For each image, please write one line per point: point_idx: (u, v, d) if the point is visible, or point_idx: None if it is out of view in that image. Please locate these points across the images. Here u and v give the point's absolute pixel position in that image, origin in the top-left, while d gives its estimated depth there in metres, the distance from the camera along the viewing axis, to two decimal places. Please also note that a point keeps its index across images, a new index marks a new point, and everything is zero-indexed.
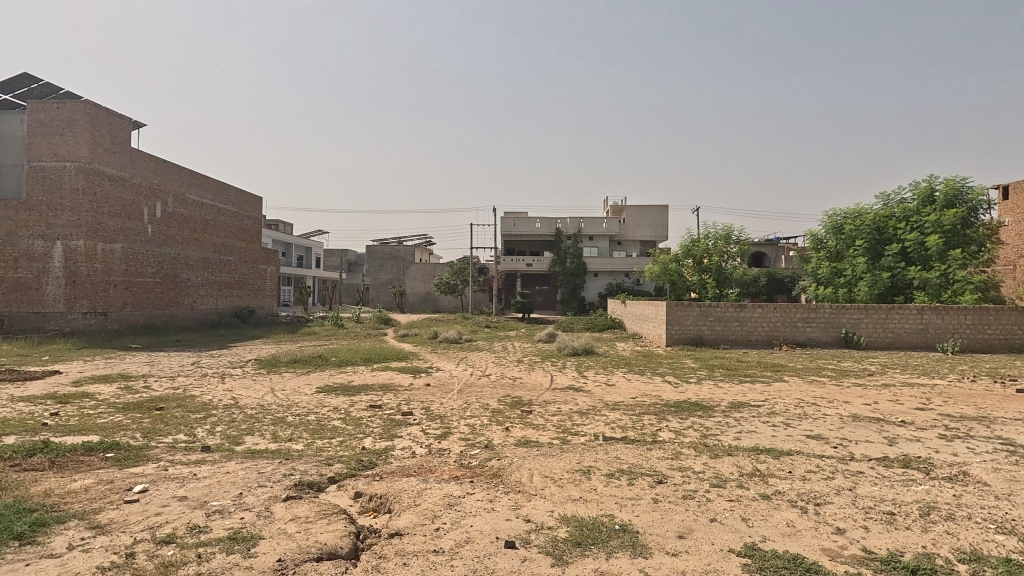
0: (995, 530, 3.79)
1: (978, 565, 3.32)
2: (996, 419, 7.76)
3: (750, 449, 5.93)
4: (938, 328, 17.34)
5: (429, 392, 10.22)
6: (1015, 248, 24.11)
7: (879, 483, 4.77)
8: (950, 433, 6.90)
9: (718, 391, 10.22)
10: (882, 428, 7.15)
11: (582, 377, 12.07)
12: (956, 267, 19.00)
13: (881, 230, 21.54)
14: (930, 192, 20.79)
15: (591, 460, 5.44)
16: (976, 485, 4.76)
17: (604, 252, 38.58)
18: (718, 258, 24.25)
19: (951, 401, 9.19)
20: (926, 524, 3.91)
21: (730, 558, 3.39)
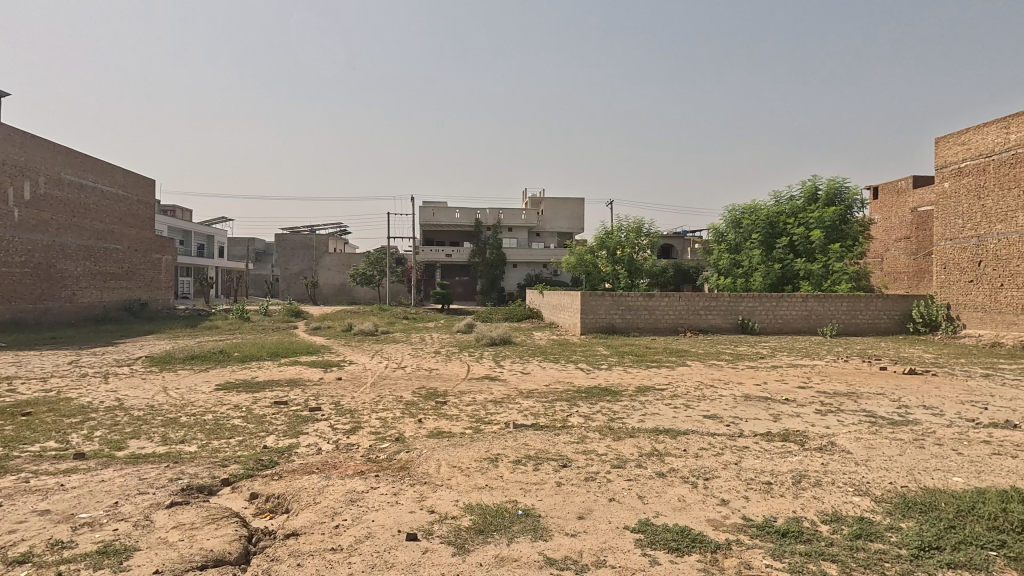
0: (853, 492, 4.25)
1: (838, 525, 3.69)
2: (863, 394, 8.75)
3: (651, 430, 6.24)
4: (820, 314, 19.17)
5: (341, 386, 9.89)
6: (881, 243, 27.24)
7: (761, 456, 5.19)
8: (824, 407, 7.68)
9: (626, 375, 10.73)
10: (769, 405, 7.80)
11: (499, 366, 12.19)
12: (835, 260, 21.15)
13: (773, 225, 23.46)
14: (814, 192, 22.93)
15: (500, 448, 5.49)
16: (840, 453, 5.32)
17: (522, 242, 39.10)
18: (630, 249, 25.31)
19: (826, 379, 10.27)
20: (798, 491, 4.29)
21: (624, 534, 3.55)
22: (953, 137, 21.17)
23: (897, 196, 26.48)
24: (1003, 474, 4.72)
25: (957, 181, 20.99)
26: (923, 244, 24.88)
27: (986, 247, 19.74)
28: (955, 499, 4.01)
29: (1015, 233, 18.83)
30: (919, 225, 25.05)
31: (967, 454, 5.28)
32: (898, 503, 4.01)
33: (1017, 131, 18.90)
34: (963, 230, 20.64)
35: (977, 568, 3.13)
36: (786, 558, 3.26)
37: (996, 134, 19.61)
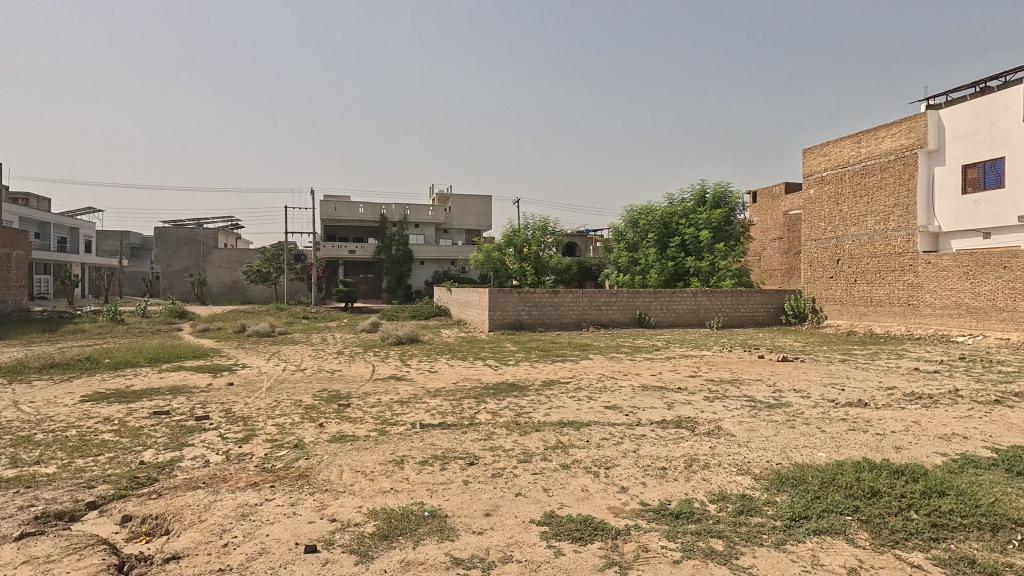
0: (737, 472, 4.63)
1: (724, 503, 4.00)
2: (744, 381, 9.61)
3: (555, 423, 6.40)
4: (708, 308, 20.79)
5: (232, 392, 9.18)
6: (759, 243, 29.99)
7: (656, 443, 5.51)
8: (711, 394, 8.33)
9: (533, 371, 10.95)
10: (664, 394, 8.31)
11: (406, 365, 11.95)
12: (720, 258, 23.03)
13: (667, 225, 25.08)
14: (702, 195, 24.86)
15: (406, 449, 5.36)
16: (726, 436, 5.77)
17: (430, 239, 38.60)
18: (536, 247, 25.85)
19: (713, 368, 11.15)
20: (689, 474, 4.60)
21: (530, 528, 3.60)
22: (817, 149, 23.77)
23: (771, 200, 29.29)
24: (856, 446, 5.39)
25: (821, 188, 23.59)
26: (793, 244, 27.71)
27: (843, 247, 22.40)
28: (819, 473, 4.49)
29: (866, 235, 21.54)
30: (790, 227, 27.89)
31: (828, 431, 5.95)
32: (773, 479, 4.43)
33: (867, 145, 21.62)
34: (825, 232, 23.26)
35: (838, 533, 3.53)
36: (679, 538, 3.47)
37: (850, 148, 22.30)
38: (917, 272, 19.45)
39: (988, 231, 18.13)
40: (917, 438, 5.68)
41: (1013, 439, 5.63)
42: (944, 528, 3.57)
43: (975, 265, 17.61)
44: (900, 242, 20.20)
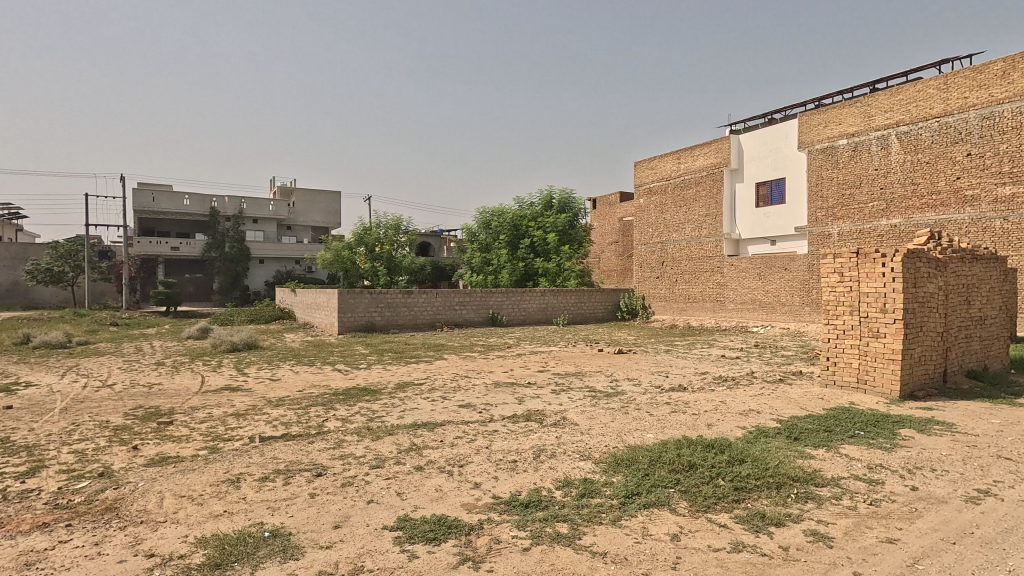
0: (579, 458, 5.00)
1: (569, 488, 4.28)
2: (586, 373, 10.39)
3: (409, 425, 6.31)
4: (554, 307, 22.13)
5: (10, 417, 7.53)
6: (598, 246, 32.60)
7: (508, 438, 5.71)
8: (558, 387, 8.86)
9: (385, 373, 10.67)
10: (515, 390, 8.64)
11: (243, 374, 10.86)
12: (565, 260, 24.62)
13: (517, 227, 26.14)
14: (549, 199, 26.36)
15: (243, 466, 4.89)
16: (570, 426, 6.18)
17: (270, 236, 35.60)
18: (389, 246, 25.15)
19: (560, 362, 11.89)
20: (538, 464, 4.85)
21: (383, 535, 3.50)
22: (646, 163, 26.51)
23: (609, 207, 32.04)
24: (678, 426, 6.13)
25: (649, 198, 26.35)
26: (627, 248, 30.56)
27: (667, 251, 25.28)
28: (648, 452, 5.03)
29: (685, 240, 24.56)
30: (625, 232, 30.73)
31: (656, 415, 6.67)
32: (610, 461, 4.85)
33: (686, 162, 24.67)
34: (653, 236, 26.03)
35: (663, 505, 3.98)
36: (529, 526, 3.64)
37: (672, 163, 25.24)
38: (724, 273, 22.66)
39: (773, 239, 21.78)
40: (723, 415, 6.64)
41: (791, 410, 6.86)
42: (744, 490, 4.21)
43: (765, 267, 21.03)
44: (712, 247, 23.39)
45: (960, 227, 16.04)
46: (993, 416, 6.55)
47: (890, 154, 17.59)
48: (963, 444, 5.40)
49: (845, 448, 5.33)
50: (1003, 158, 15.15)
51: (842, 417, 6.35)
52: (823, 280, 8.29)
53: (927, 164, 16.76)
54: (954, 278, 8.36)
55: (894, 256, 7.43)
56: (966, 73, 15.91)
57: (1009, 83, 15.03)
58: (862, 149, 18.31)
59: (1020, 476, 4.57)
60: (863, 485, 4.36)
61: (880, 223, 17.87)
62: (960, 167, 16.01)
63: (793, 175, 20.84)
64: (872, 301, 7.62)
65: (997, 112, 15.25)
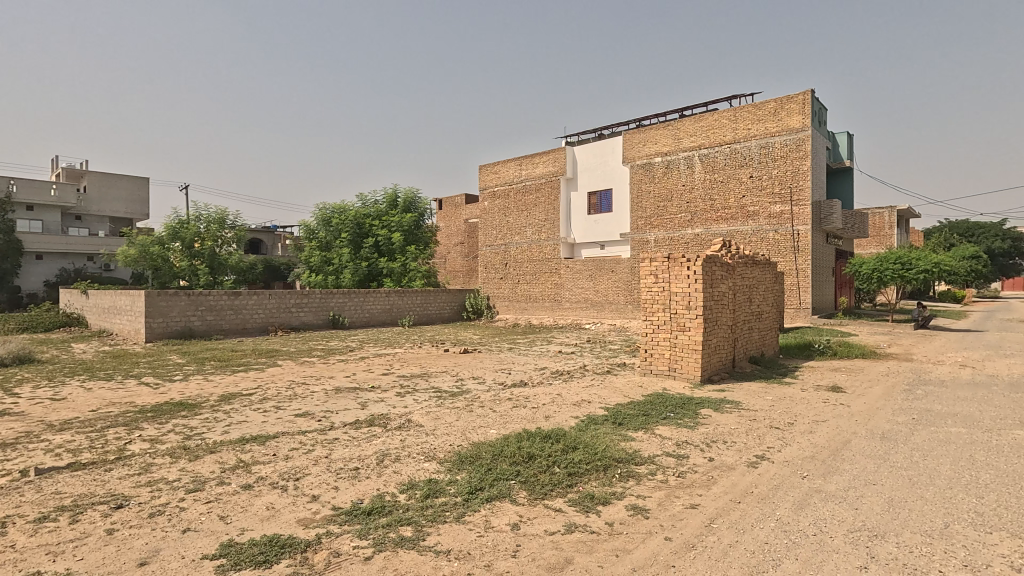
0: (424, 459, 4.98)
1: (413, 491, 4.24)
2: (432, 373, 10.40)
3: (235, 441, 5.72)
4: (399, 307, 21.77)
5: None
6: (444, 246, 32.79)
7: (349, 445, 5.48)
8: (402, 389, 8.73)
9: (207, 385, 9.51)
10: (358, 395, 8.31)
11: (10, 395, 8.84)
12: (411, 260, 24.36)
13: (360, 226, 25.15)
14: (394, 198, 25.82)
15: (10, 508, 3.98)
16: (415, 427, 6.14)
17: (51, 227, 29.58)
18: (212, 242, 22.44)
19: (405, 364, 11.72)
20: (381, 469, 4.73)
21: (202, 566, 3.13)
22: (489, 167, 27.27)
23: (454, 209, 32.42)
24: (519, 420, 6.43)
25: (493, 201, 27.18)
26: (472, 249, 31.20)
27: (510, 253, 26.34)
28: (491, 448, 5.19)
29: (526, 243, 25.82)
30: (470, 234, 31.31)
31: (499, 411, 6.91)
32: (455, 459, 4.92)
33: (526, 168, 25.92)
34: (497, 238, 26.90)
35: (505, 496, 4.15)
36: (371, 534, 3.53)
37: (514, 169, 26.33)
38: (561, 274, 24.28)
39: (603, 244, 23.91)
40: (560, 407, 7.12)
41: (616, 399, 7.61)
42: (578, 474, 4.57)
43: (596, 269, 22.98)
44: (550, 250, 24.92)
45: (745, 237, 19.21)
46: (767, 393, 7.99)
47: (694, 173, 20.39)
48: (746, 419, 6.48)
49: (658, 428, 6.07)
50: (774, 181, 18.48)
51: (658, 402, 7.20)
52: (642, 280, 9.31)
53: (722, 183, 19.74)
54: (740, 280, 9.97)
55: (695, 260, 8.62)
56: (749, 109, 19.07)
57: (779, 120, 18.38)
58: (673, 167, 20.95)
59: (784, 440, 5.64)
60: (672, 460, 5.02)
61: (687, 232, 20.62)
62: (745, 187, 19.17)
63: (619, 186, 23.12)
64: (679, 300, 8.76)
65: (770, 143, 18.54)
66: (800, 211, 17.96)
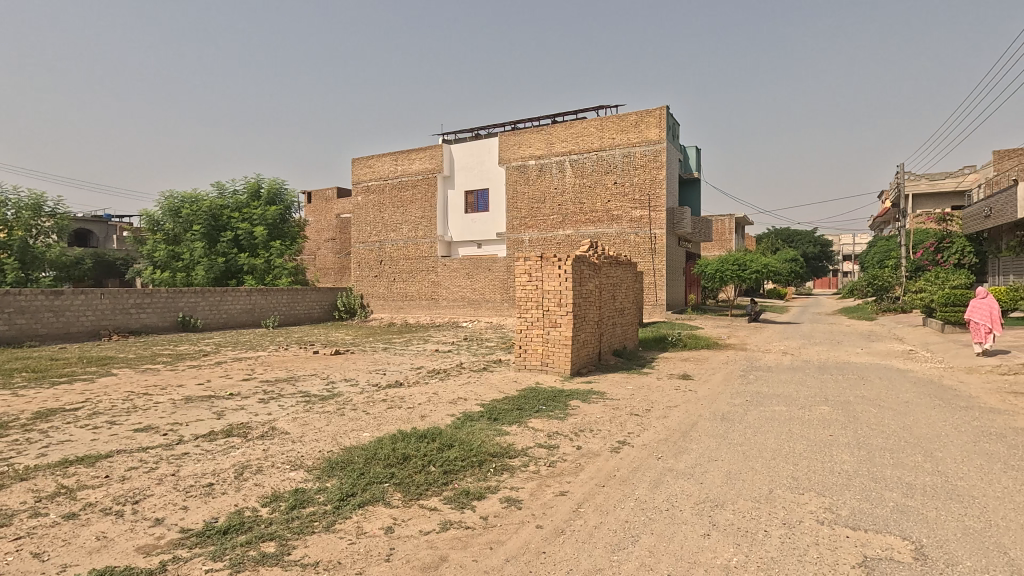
0: (290, 469, 4.67)
1: (276, 503, 3.96)
2: (300, 377, 9.78)
3: (55, 464, 4.89)
4: (262, 307, 20.16)
5: None
6: (314, 242, 30.99)
7: (201, 459, 4.96)
8: (266, 396, 8.10)
9: (16, 400, 8.00)
10: (213, 403, 7.56)
11: None
12: (275, 256, 22.70)
13: (216, 218, 22.80)
14: (256, 189, 23.83)
15: None
16: (280, 436, 5.73)
17: None
18: (23, 232, 19.00)
19: (269, 368, 10.89)
20: (239, 483, 4.35)
21: None
22: (363, 161, 26.27)
23: (325, 203, 30.79)
24: (393, 422, 6.28)
25: (367, 196, 26.22)
26: (344, 245, 29.86)
27: (385, 250, 25.62)
28: (363, 451, 5.01)
29: (402, 240, 25.29)
30: (342, 230, 29.92)
31: (372, 413, 6.69)
32: (324, 466, 4.67)
33: (402, 164, 25.38)
34: (371, 235, 26.01)
35: (378, 500, 4.03)
36: (227, 555, 3.23)
37: (389, 164, 25.63)
38: (437, 272, 24.12)
39: (479, 243, 24.21)
40: (435, 405, 7.09)
41: (492, 395, 7.76)
42: (453, 472, 4.58)
43: (473, 268, 23.19)
44: (426, 248, 24.65)
45: (611, 239, 20.60)
46: (628, 383, 8.66)
47: (565, 177, 21.41)
48: (610, 408, 6.97)
49: (531, 422, 6.29)
50: (636, 188, 20.04)
51: (531, 396, 7.47)
52: (516, 279, 9.59)
53: (590, 187, 20.95)
54: (605, 278, 10.67)
55: (566, 260, 9.06)
56: (614, 119, 20.46)
57: (639, 132, 19.96)
58: (547, 170, 21.82)
59: (643, 426, 6.15)
60: (543, 451, 5.23)
61: (559, 233, 21.59)
62: (611, 192, 20.54)
63: (496, 186, 23.57)
64: (551, 298, 9.16)
65: (632, 153, 20.07)
66: (657, 216, 19.69)
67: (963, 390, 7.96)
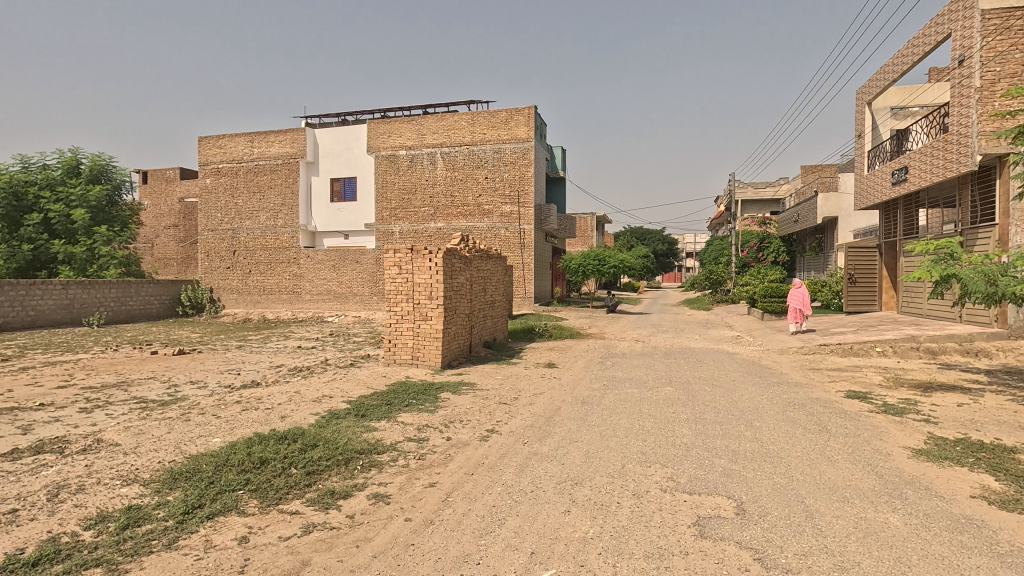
0: (121, 484, 4.11)
1: (103, 525, 3.46)
2: (133, 381, 8.59)
3: None
4: (84, 303, 17.31)
5: None
6: (151, 229, 27.38)
7: (1, 483, 4.17)
8: (89, 404, 7.01)
9: None
10: (16, 417, 6.36)
11: None
12: (101, 243, 19.74)
13: (19, 196, 19.07)
14: (74, 164, 20.34)
15: None
16: (107, 448, 5.01)
17: None
18: None
19: (93, 372, 9.45)
20: (54, 507, 3.74)
21: None
22: (212, 139, 23.73)
23: (165, 184, 27.36)
24: (248, 424, 5.81)
25: (217, 179, 23.74)
26: (189, 233, 26.78)
27: (238, 239, 23.44)
28: (213, 458, 4.58)
29: (259, 229, 23.31)
30: (186, 215, 26.82)
31: (224, 417, 6.13)
32: (165, 478, 4.19)
33: (259, 147, 23.36)
34: (221, 223, 23.61)
35: (230, 510, 3.71)
36: None
37: (243, 145, 23.43)
38: (300, 264, 22.68)
39: (346, 234, 23.10)
40: (298, 405, 6.69)
41: (359, 391, 7.51)
42: (316, 473, 4.38)
43: (339, 260, 22.19)
44: (287, 238, 22.98)
45: (481, 233, 20.91)
46: (497, 373, 8.91)
47: (436, 169, 21.25)
48: (480, 398, 7.11)
49: (401, 416, 6.21)
50: (506, 183, 20.56)
51: (400, 390, 7.36)
52: (386, 271, 9.35)
53: (461, 181, 21.04)
54: (476, 271, 10.82)
55: (436, 253, 9.03)
56: (485, 115, 20.73)
57: (509, 129, 20.48)
58: (417, 162, 21.48)
59: (510, 414, 6.38)
60: (413, 444, 5.20)
61: (430, 225, 21.42)
62: (481, 187, 20.84)
63: (364, 175, 22.69)
64: (421, 290, 9.07)
65: (502, 149, 20.54)
66: (526, 212, 20.40)
67: (776, 369, 9.38)
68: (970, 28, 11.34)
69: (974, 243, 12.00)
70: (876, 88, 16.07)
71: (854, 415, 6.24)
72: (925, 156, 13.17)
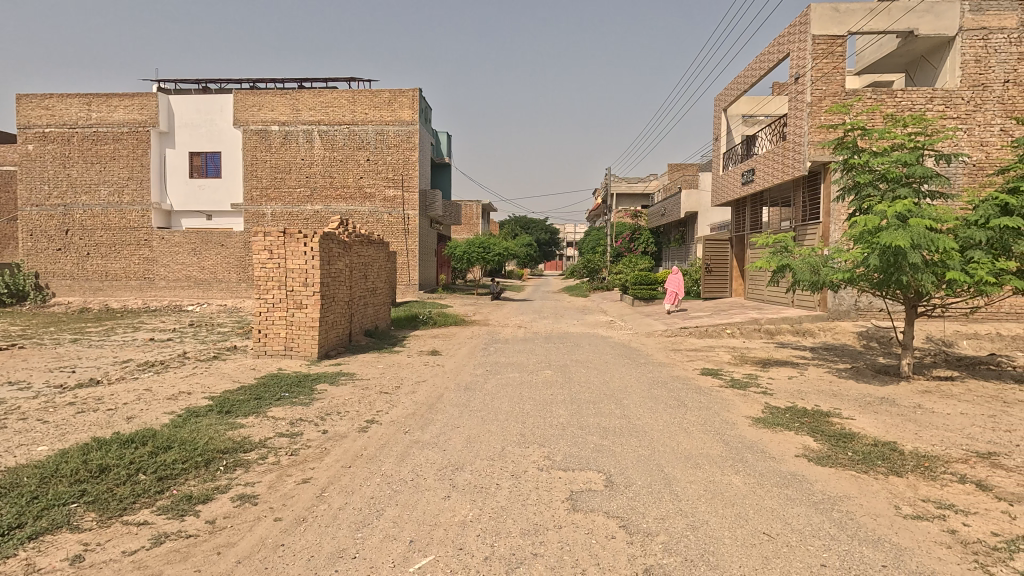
0: None
1: None
2: None
3: None
4: None
5: None
6: None
7: None
8: None
9: None
10: None
11: None
12: None
13: None
14: None
15: None
16: None
17: None
18: None
19: None
20: None
21: None
22: (35, 98, 20.17)
23: None
24: (84, 429, 5.07)
25: (43, 146, 20.27)
26: (6, 208, 22.63)
27: (72, 217, 20.27)
28: (36, 470, 3.94)
29: (99, 206, 20.34)
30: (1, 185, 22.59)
31: (52, 422, 5.31)
32: None
33: (98, 111, 20.31)
34: (49, 197, 20.23)
35: (59, 527, 3.23)
36: None
37: (78, 108, 20.22)
38: (152, 247, 20.25)
39: (209, 214, 21.13)
40: (148, 404, 5.99)
41: (223, 385, 6.91)
42: (170, 478, 3.95)
43: (201, 243, 20.18)
44: (135, 217, 20.33)
45: (363, 217, 20.12)
46: (379, 362, 8.68)
47: (313, 148, 20.01)
48: (360, 388, 6.87)
49: (271, 410, 5.81)
50: (389, 167, 19.95)
51: (272, 383, 6.89)
52: (254, 256, 8.65)
53: (341, 162, 20.04)
54: (356, 257, 10.39)
55: (312, 237, 8.53)
56: (366, 94, 19.88)
57: (392, 111, 19.83)
58: (292, 139, 20.04)
59: (392, 403, 6.25)
60: (285, 440, 4.89)
61: (306, 208, 20.16)
62: (363, 169, 20.01)
63: (229, 151, 20.79)
64: (295, 276, 8.53)
65: (385, 131, 19.88)
66: (410, 197, 20.00)
67: (644, 350, 10.16)
68: (804, 50, 12.99)
69: (804, 238, 13.87)
70: (730, 97, 17.87)
71: (708, 390, 6.96)
72: (768, 159, 14.91)
